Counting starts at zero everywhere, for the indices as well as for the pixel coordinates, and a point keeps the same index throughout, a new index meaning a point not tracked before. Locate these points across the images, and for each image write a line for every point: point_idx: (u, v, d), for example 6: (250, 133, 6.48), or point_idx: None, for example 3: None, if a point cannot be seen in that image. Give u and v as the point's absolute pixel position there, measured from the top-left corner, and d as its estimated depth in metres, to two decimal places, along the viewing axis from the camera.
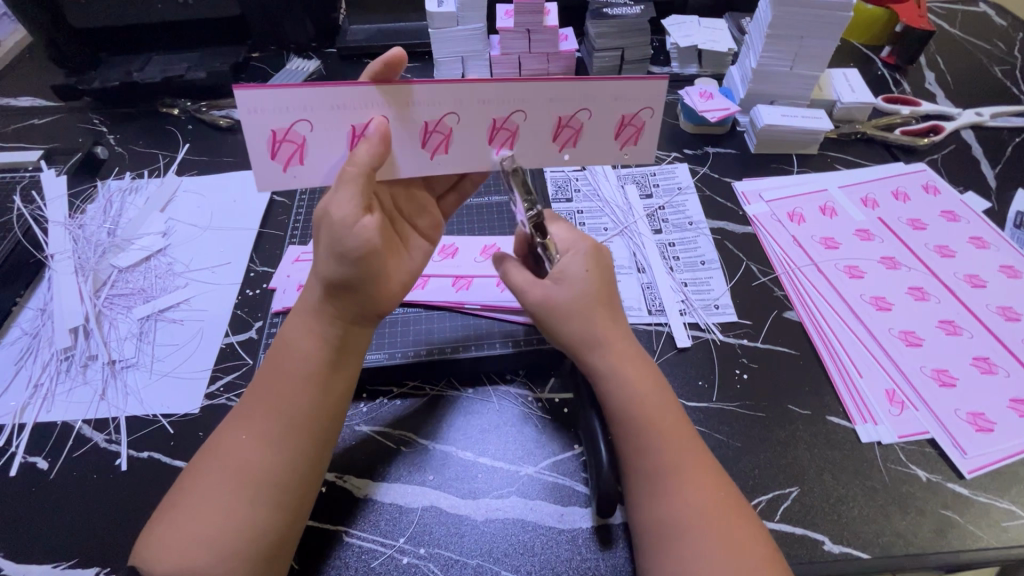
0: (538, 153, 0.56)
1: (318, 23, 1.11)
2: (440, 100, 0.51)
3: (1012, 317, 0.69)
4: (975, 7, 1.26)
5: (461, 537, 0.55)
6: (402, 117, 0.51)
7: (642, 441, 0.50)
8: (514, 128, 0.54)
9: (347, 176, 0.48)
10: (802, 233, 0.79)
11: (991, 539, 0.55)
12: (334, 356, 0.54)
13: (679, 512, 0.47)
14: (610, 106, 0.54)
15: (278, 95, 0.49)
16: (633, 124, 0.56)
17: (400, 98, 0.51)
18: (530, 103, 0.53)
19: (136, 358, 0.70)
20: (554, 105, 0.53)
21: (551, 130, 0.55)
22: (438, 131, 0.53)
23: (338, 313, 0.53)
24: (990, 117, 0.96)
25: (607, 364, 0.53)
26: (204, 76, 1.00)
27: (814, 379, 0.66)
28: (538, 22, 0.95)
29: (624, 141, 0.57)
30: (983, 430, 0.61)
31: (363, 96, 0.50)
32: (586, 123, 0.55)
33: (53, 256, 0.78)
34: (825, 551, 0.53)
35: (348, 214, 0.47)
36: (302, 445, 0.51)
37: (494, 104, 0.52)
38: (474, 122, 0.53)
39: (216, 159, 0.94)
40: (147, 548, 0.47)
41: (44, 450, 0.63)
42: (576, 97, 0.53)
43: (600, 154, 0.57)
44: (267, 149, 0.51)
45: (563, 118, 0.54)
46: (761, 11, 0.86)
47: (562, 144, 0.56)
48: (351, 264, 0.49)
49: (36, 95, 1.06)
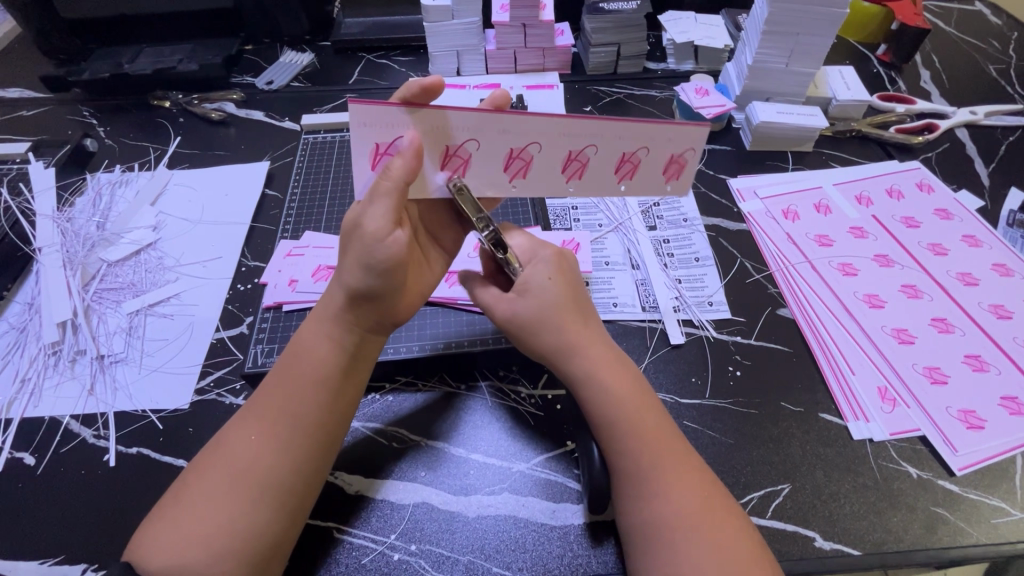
0: (603, 187, 0.55)
1: (312, 16, 1.09)
2: (528, 129, 0.51)
3: (1004, 315, 0.69)
4: (971, 6, 1.26)
5: (452, 533, 0.55)
6: (496, 142, 0.52)
7: (629, 442, 0.50)
8: (585, 160, 0.53)
9: (382, 190, 0.48)
10: (796, 231, 0.79)
11: (982, 536, 0.55)
12: (349, 363, 0.54)
13: (666, 512, 0.47)
14: (670, 145, 0.53)
15: (386, 110, 0.49)
16: (680, 161, 0.54)
17: (493, 125, 0.51)
18: (600, 137, 0.52)
19: (125, 353, 0.69)
20: (623, 142, 0.53)
21: (615, 164, 0.54)
22: (520, 158, 0.53)
23: (357, 322, 0.53)
24: (984, 116, 0.97)
25: (578, 371, 0.53)
26: (196, 68, 0.99)
27: (807, 376, 0.66)
28: (534, 16, 0.95)
29: (668, 176, 0.55)
30: (974, 427, 0.61)
31: (466, 119, 0.50)
32: (646, 159, 0.54)
33: (41, 249, 0.78)
34: (816, 547, 0.53)
35: (382, 228, 0.48)
36: (306, 448, 0.51)
37: (577, 137, 0.52)
38: (556, 154, 0.53)
39: (208, 152, 0.93)
40: (144, 544, 0.46)
41: (31, 446, 0.62)
42: (646, 135, 0.52)
43: (652, 190, 0.56)
44: (368, 161, 0.51)
45: (624, 153, 0.53)
46: (758, 7, 0.85)
47: (621, 177, 0.55)
48: (376, 276, 0.50)
49: (25, 85, 1.04)
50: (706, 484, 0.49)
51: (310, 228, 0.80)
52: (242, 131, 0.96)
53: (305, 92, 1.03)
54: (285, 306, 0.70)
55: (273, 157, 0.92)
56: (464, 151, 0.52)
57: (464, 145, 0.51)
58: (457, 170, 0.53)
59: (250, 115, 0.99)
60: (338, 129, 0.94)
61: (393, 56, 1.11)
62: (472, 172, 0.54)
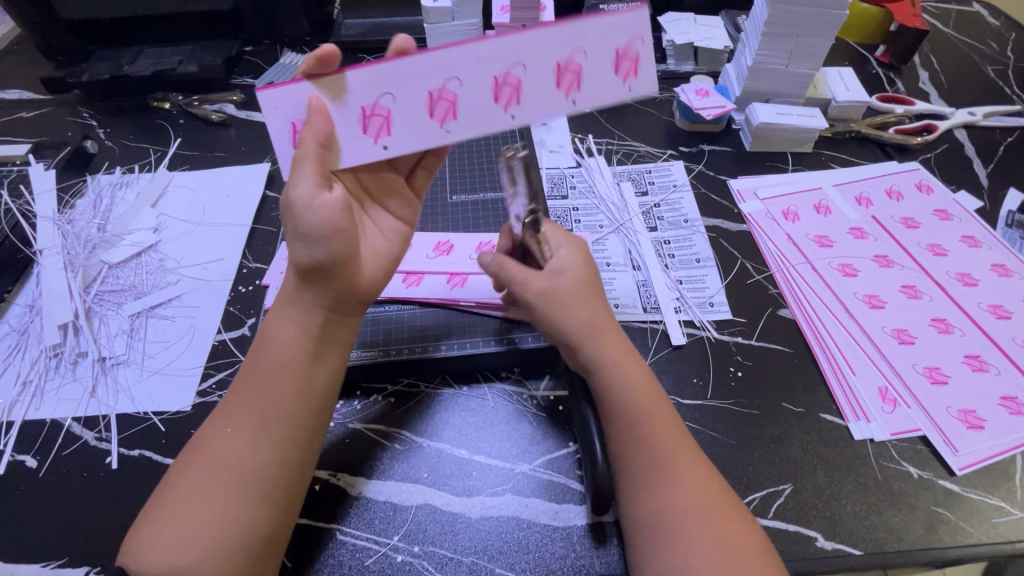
0: (545, 105, 0.52)
1: (312, 17, 1.09)
2: (441, 65, 0.50)
3: (1003, 315, 0.69)
4: (968, 7, 1.27)
5: (455, 534, 0.55)
6: (411, 91, 0.50)
7: (640, 435, 0.51)
8: (516, 81, 0.51)
9: (302, 156, 0.49)
10: (796, 232, 0.79)
11: (982, 535, 0.55)
12: (315, 345, 0.54)
13: (674, 508, 0.47)
14: (603, 37, 0.50)
15: (291, 87, 0.50)
16: (627, 56, 0.51)
17: (404, 70, 0.50)
18: (525, 52, 0.50)
19: (127, 355, 0.69)
20: (549, 52, 0.50)
21: (551, 76, 0.51)
22: (443, 99, 0.51)
23: (316, 299, 0.53)
24: (982, 116, 0.97)
25: (596, 355, 0.54)
26: (196, 70, 0.99)
27: (808, 376, 0.66)
28: (534, 17, 0.95)
29: (624, 74, 0.52)
30: (974, 427, 0.61)
31: (367, 77, 0.50)
32: (583, 62, 0.51)
33: (41, 252, 0.78)
34: (817, 547, 0.54)
35: (310, 192, 0.49)
36: (287, 440, 0.51)
37: (495, 59, 0.50)
38: (481, 83, 0.51)
39: (208, 154, 0.93)
40: (135, 547, 0.46)
41: (33, 448, 0.62)
42: (569, 37, 0.50)
43: (607, 96, 0.52)
44: (289, 141, 0.52)
45: (556, 62, 0.51)
46: (758, 8, 0.86)
47: (566, 90, 0.52)
48: (320, 243, 0.51)
49: (24, 87, 1.04)
50: (713, 481, 0.49)
51: None
52: (242, 132, 0.96)
53: None
54: None
55: (273, 158, 0.92)
56: (381, 108, 0.51)
57: (380, 101, 0.51)
58: (380, 130, 0.52)
59: (250, 116, 0.99)
60: None
61: None
62: (396, 133, 0.52)
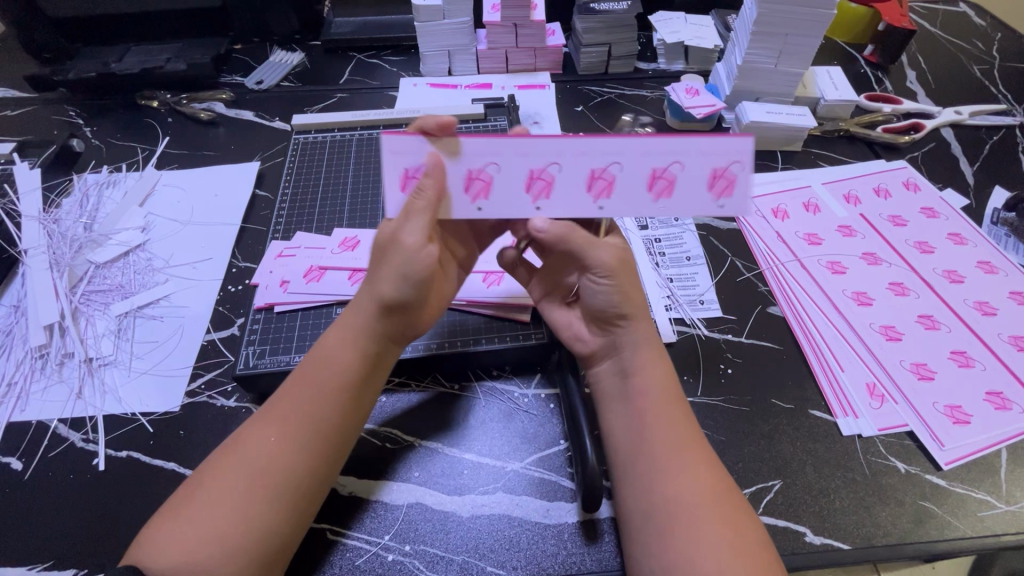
0: (634, 206, 0.52)
1: (302, 15, 1.09)
2: (543, 149, 0.51)
3: (989, 312, 0.70)
4: (955, 7, 1.28)
5: (447, 533, 0.55)
6: (513, 167, 0.52)
7: (656, 419, 0.53)
8: (610, 178, 0.52)
9: (417, 208, 0.51)
10: (786, 229, 0.80)
11: (968, 529, 0.56)
12: (370, 370, 0.55)
13: (673, 500, 0.49)
14: (704, 158, 0.51)
15: (411, 139, 0.52)
16: (726, 175, 0.51)
17: (510, 144, 0.51)
18: (624, 155, 0.51)
19: (114, 356, 0.68)
20: (648, 158, 0.51)
21: (645, 181, 0.52)
22: (541, 177, 0.52)
23: (382, 330, 0.55)
24: (968, 115, 0.98)
25: (632, 338, 0.58)
26: (184, 68, 0.98)
27: (797, 373, 0.66)
28: (525, 15, 0.94)
29: (719, 193, 0.52)
30: (959, 422, 0.62)
31: (479, 143, 0.51)
32: (680, 173, 0.51)
33: (27, 251, 0.77)
34: (806, 542, 0.54)
35: (418, 243, 0.51)
36: (325, 453, 0.51)
37: (596, 155, 0.51)
38: (575, 174, 0.52)
39: (197, 153, 0.92)
40: (151, 543, 0.45)
41: (18, 450, 0.61)
42: (670, 150, 0.51)
43: (700, 207, 0.52)
44: (398, 185, 0.53)
45: (653, 170, 0.52)
46: (747, 8, 0.86)
47: (656, 195, 0.52)
48: (411, 287, 0.53)
49: (8, 85, 1.03)
50: (717, 480, 0.50)
51: (301, 229, 0.79)
52: (231, 131, 0.95)
53: (295, 92, 1.02)
54: (276, 307, 0.69)
55: (263, 157, 0.91)
56: (484, 173, 0.52)
57: (484, 166, 0.52)
58: (479, 193, 0.52)
59: (240, 115, 0.98)
60: (328, 128, 0.93)
61: (384, 55, 1.11)
62: (494, 198, 0.52)
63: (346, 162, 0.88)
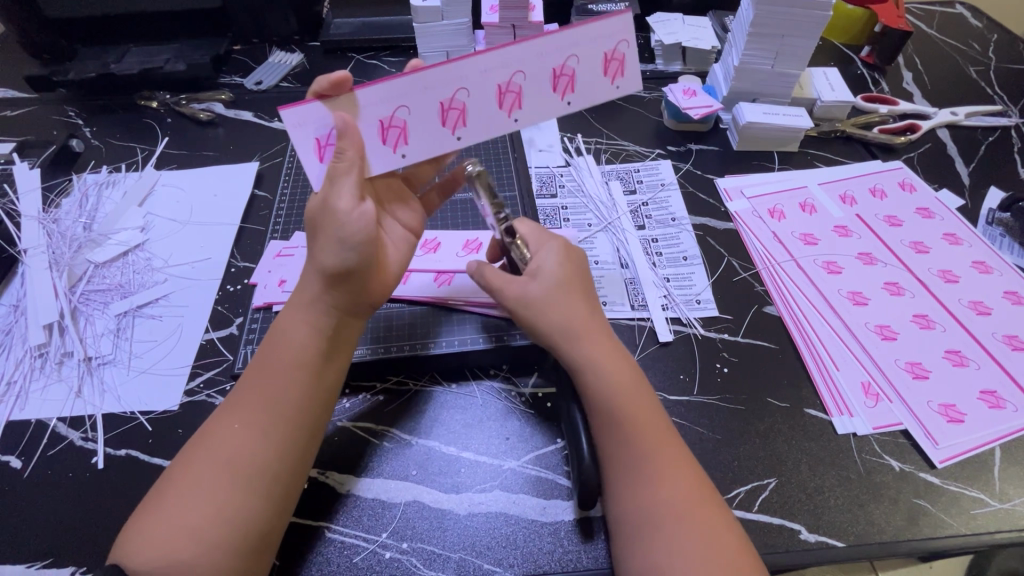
0: (544, 109, 0.55)
1: (301, 15, 1.09)
2: (449, 77, 0.52)
3: (983, 311, 0.71)
4: (952, 9, 1.29)
5: (444, 531, 0.55)
6: (425, 100, 0.53)
7: (624, 428, 0.52)
8: (518, 88, 0.54)
9: (341, 170, 0.51)
10: (782, 230, 0.80)
11: (962, 526, 0.56)
12: (327, 346, 0.55)
13: (639, 514, 0.49)
14: (593, 46, 0.54)
15: (311, 106, 0.51)
16: (616, 56, 0.55)
17: (419, 82, 0.52)
18: (524, 61, 0.53)
19: (113, 355, 0.69)
20: (547, 58, 0.53)
21: (549, 81, 0.54)
22: (453, 108, 0.54)
23: (333, 304, 0.54)
24: (964, 116, 0.98)
25: (580, 354, 0.54)
26: (183, 68, 0.99)
27: (792, 372, 0.67)
28: (523, 17, 0.95)
29: (614, 76, 0.56)
30: (954, 421, 0.62)
31: (382, 90, 0.52)
32: (577, 66, 0.54)
33: (26, 251, 0.77)
34: (801, 540, 0.54)
35: (350, 205, 0.50)
36: (291, 436, 0.51)
37: (498, 69, 0.53)
38: (484, 92, 0.54)
39: (196, 154, 0.92)
40: (130, 539, 0.46)
41: (17, 449, 0.61)
42: (562, 44, 0.53)
43: (600, 95, 0.56)
44: (315, 156, 0.53)
45: (553, 69, 0.54)
46: (743, 9, 0.87)
47: (562, 93, 0.55)
48: (352, 251, 0.51)
49: (8, 85, 1.03)
50: (692, 486, 0.50)
51: (300, 229, 0.80)
52: (230, 132, 0.96)
53: (294, 92, 1.03)
54: (275, 307, 0.70)
55: (262, 157, 0.92)
56: (397, 119, 0.53)
57: (396, 113, 0.53)
58: (398, 140, 0.54)
59: (239, 115, 0.98)
60: None
61: (383, 56, 1.11)
62: (414, 140, 0.54)
63: None
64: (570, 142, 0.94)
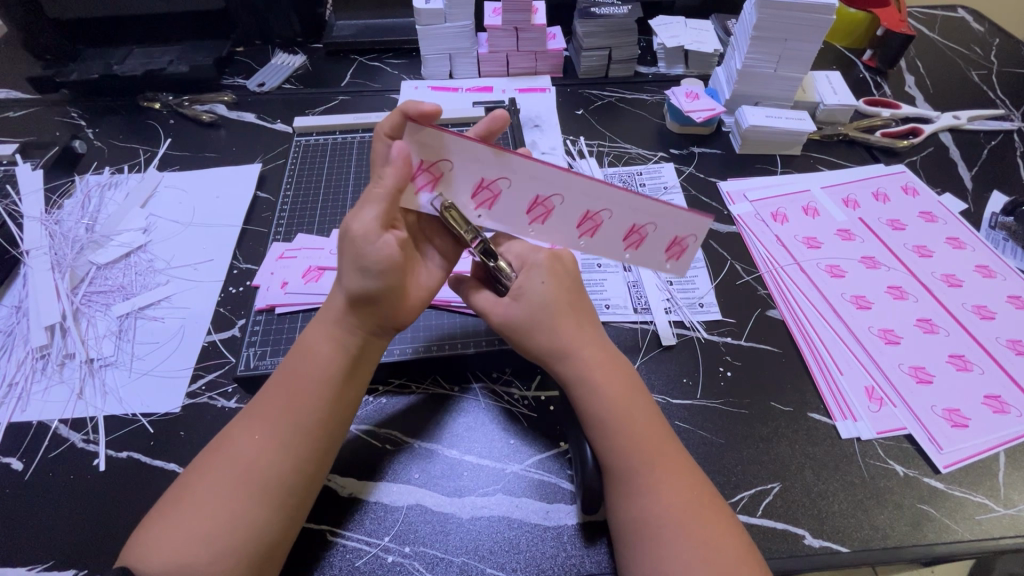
0: (607, 251, 0.55)
1: (303, 17, 1.09)
2: (552, 180, 0.50)
3: (987, 316, 0.71)
4: (953, 13, 1.29)
5: (446, 535, 0.55)
6: (525, 186, 0.51)
7: (624, 436, 0.51)
8: (600, 222, 0.53)
9: (372, 196, 0.49)
10: (785, 233, 0.80)
11: (967, 532, 0.56)
12: (350, 364, 0.54)
13: (642, 521, 0.48)
14: (676, 226, 0.53)
15: (433, 132, 0.48)
16: (681, 245, 0.54)
17: (527, 169, 0.50)
18: (617, 204, 0.51)
19: (116, 357, 0.69)
20: (634, 213, 0.52)
21: (624, 232, 0.54)
22: (543, 205, 0.52)
23: (359, 324, 0.54)
24: (966, 120, 0.98)
25: (576, 367, 0.54)
26: (186, 70, 1.00)
27: (795, 376, 0.67)
28: (525, 19, 0.95)
29: (670, 258, 0.55)
30: (958, 426, 0.62)
31: (496, 156, 0.49)
32: (652, 233, 0.53)
33: (28, 252, 0.77)
34: (805, 545, 0.54)
35: (370, 230, 0.48)
36: (306, 449, 0.51)
37: (593, 199, 0.51)
38: (573, 210, 0.52)
39: (199, 155, 0.92)
40: (143, 543, 0.46)
41: (19, 450, 0.61)
42: (653, 210, 0.52)
43: (651, 264, 0.55)
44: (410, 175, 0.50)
45: (631, 223, 0.53)
46: (747, 13, 0.87)
47: (629, 246, 0.54)
48: (373, 277, 0.49)
49: (11, 86, 1.03)
50: (693, 492, 0.49)
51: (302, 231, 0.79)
52: (232, 133, 0.96)
53: (297, 94, 1.03)
54: (278, 308, 0.70)
55: (265, 159, 0.92)
56: (494, 186, 0.51)
57: (497, 180, 0.51)
58: (484, 202, 0.52)
59: (241, 116, 0.98)
60: (330, 130, 0.93)
61: (385, 58, 1.11)
62: (499, 209, 0.53)
63: (347, 164, 0.88)
64: (573, 144, 0.94)
